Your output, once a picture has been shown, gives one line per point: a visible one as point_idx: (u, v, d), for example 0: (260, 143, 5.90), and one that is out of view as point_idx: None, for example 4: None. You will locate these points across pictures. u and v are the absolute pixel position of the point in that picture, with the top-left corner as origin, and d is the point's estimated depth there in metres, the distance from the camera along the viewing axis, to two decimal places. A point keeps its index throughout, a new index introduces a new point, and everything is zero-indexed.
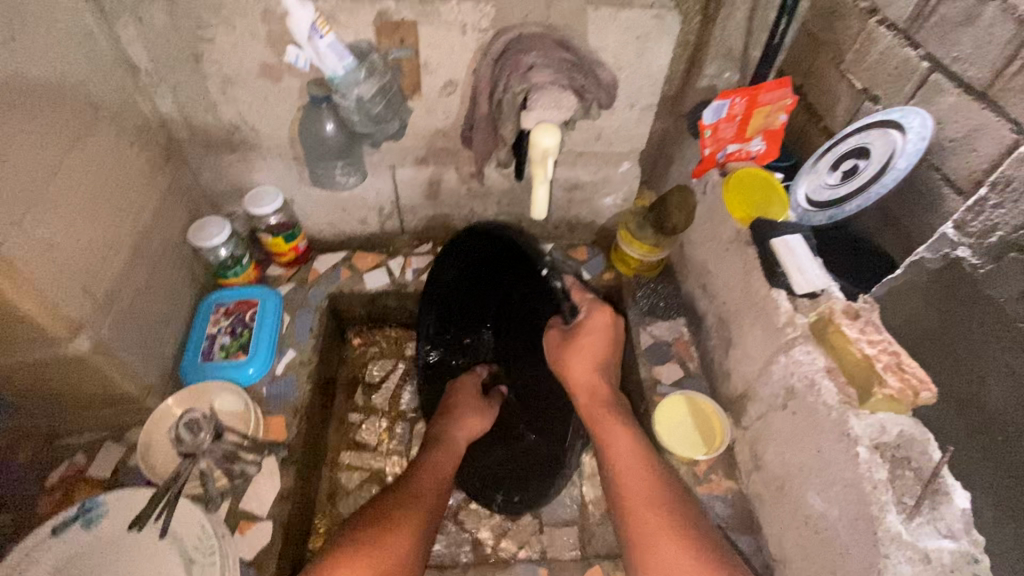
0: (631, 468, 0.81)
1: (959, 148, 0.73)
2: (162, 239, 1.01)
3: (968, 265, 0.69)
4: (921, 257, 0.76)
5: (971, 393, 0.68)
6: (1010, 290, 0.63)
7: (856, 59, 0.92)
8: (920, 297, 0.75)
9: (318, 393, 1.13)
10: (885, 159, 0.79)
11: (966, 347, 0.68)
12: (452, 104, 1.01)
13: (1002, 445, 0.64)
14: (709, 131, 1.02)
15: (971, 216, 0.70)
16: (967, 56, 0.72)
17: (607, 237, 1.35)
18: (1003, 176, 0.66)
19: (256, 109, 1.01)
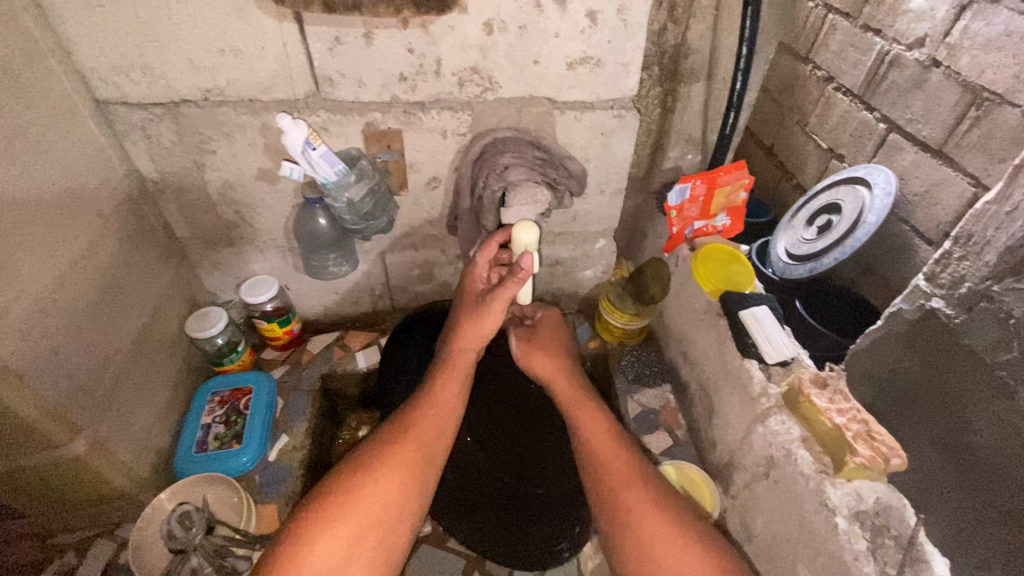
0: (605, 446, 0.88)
1: (924, 200, 0.96)
2: (161, 332, 1.06)
3: (943, 314, 0.83)
4: (899, 308, 0.89)
5: (961, 440, 0.83)
6: (986, 339, 0.78)
7: (819, 121, 1.15)
8: (903, 347, 0.89)
9: (310, 476, 1.14)
10: (858, 212, 0.97)
11: (954, 394, 0.84)
12: (437, 197, 1.10)
13: (983, 479, 0.80)
14: (675, 211, 1.10)
15: (938, 269, 0.83)
16: (918, 117, 0.95)
17: (591, 306, 1.40)
18: (963, 232, 0.78)
19: (254, 208, 1.09)
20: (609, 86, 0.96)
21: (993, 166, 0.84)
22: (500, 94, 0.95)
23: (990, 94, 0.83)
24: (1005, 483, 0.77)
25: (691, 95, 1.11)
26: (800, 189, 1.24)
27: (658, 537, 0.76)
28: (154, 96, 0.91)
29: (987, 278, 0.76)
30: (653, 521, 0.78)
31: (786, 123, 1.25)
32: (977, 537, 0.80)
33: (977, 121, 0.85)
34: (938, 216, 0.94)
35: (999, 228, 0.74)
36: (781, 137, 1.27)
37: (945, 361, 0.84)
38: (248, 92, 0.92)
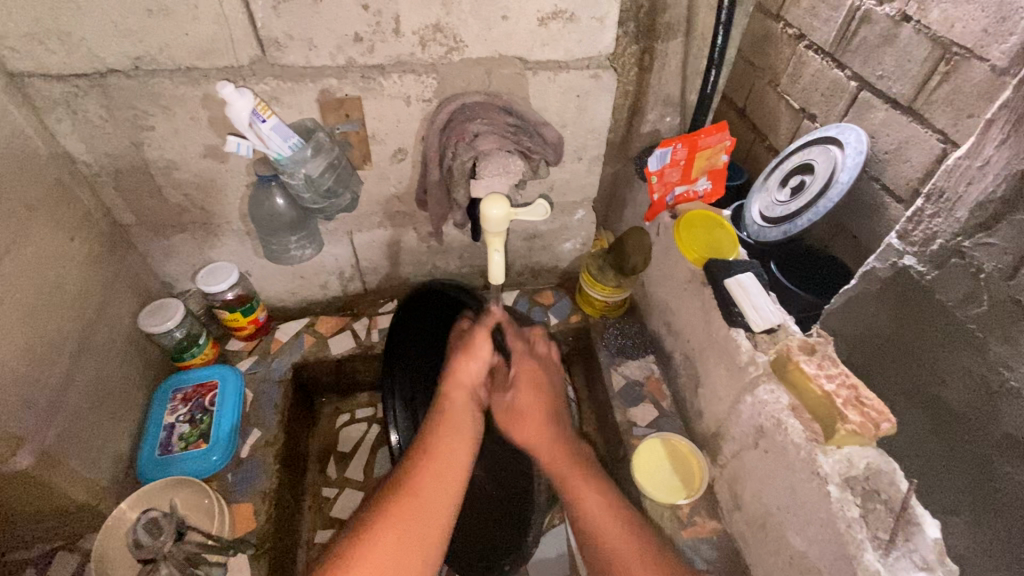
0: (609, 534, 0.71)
1: (893, 158, 0.93)
2: (110, 330, 0.97)
3: (916, 272, 0.80)
4: (872, 266, 0.86)
5: (932, 393, 0.81)
6: (955, 294, 0.75)
7: (790, 81, 1.11)
8: (875, 303, 0.87)
9: (286, 471, 1.08)
10: (830, 171, 0.94)
11: (924, 348, 0.81)
12: (404, 170, 1.02)
13: (953, 430, 0.79)
14: (655, 177, 1.06)
15: (911, 226, 0.79)
16: (889, 74, 0.91)
17: (571, 280, 1.36)
18: (935, 189, 0.75)
19: (203, 189, 1.00)
20: (583, 43, 0.89)
21: (962, 122, 0.82)
22: (466, 54, 0.87)
23: (959, 49, 0.80)
24: (974, 438, 0.76)
25: (668, 53, 1.06)
26: (774, 151, 1.20)
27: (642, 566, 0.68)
28: (75, 65, 0.81)
29: (959, 234, 0.73)
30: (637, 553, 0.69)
31: (759, 84, 1.20)
32: (947, 489, 0.81)
33: (946, 77, 0.83)
34: (907, 173, 0.91)
35: (970, 183, 0.71)
36: (756, 97, 1.22)
37: (915, 319, 0.81)
38: (184, 59, 0.82)
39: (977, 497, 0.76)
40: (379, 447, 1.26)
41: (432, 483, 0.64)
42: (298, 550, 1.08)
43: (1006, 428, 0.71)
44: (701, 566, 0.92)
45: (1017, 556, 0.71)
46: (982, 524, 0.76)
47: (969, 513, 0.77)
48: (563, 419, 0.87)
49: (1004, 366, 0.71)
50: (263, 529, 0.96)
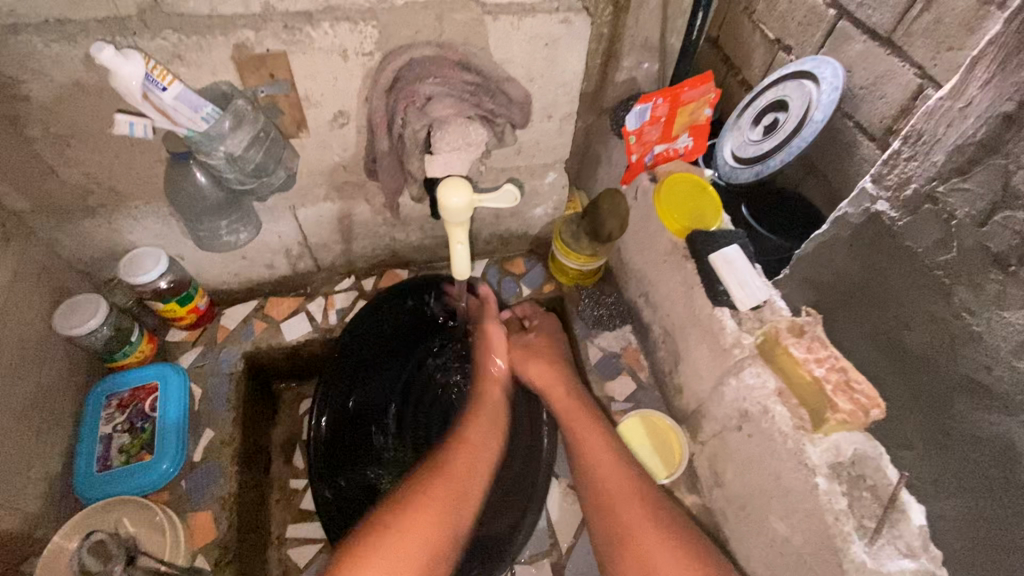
0: (612, 470, 0.85)
1: (869, 95, 0.85)
2: (18, 338, 0.84)
3: (887, 218, 0.65)
4: (843, 211, 0.70)
5: (894, 338, 0.67)
6: (928, 240, 0.61)
7: (767, 10, 0.99)
8: (844, 248, 0.71)
9: (247, 469, 1.01)
10: (805, 109, 0.86)
11: (891, 291, 0.67)
12: (348, 136, 0.89)
13: (925, 382, 0.65)
14: (634, 137, 0.96)
15: (888, 167, 0.65)
16: (871, 2, 0.81)
17: (542, 245, 1.27)
18: (913, 130, 0.61)
19: (107, 166, 0.84)
20: None
21: (941, 55, 0.74)
22: None
23: None
24: (930, 378, 0.64)
25: None
26: (746, 87, 1.08)
27: (643, 536, 0.78)
28: None
29: (934, 178, 0.60)
30: (638, 521, 0.79)
31: (733, 11, 1.07)
32: (901, 423, 0.69)
33: (929, 5, 0.73)
34: (881, 111, 0.83)
35: (951, 126, 0.58)
36: (728, 27, 1.10)
37: (885, 263, 0.67)
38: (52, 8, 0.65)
39: (944, 444, 0.64)
40: None
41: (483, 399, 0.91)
42: (268, 548, 1.03)
43: (965, 370, 0.60)
44: None
45: (962, 487, 0.62)
46: (933, 455, 0.65)
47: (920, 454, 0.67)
48: (573, 398, 0.94)
49: (968, 311, 0.59)
50: (226, 536, 0.90)
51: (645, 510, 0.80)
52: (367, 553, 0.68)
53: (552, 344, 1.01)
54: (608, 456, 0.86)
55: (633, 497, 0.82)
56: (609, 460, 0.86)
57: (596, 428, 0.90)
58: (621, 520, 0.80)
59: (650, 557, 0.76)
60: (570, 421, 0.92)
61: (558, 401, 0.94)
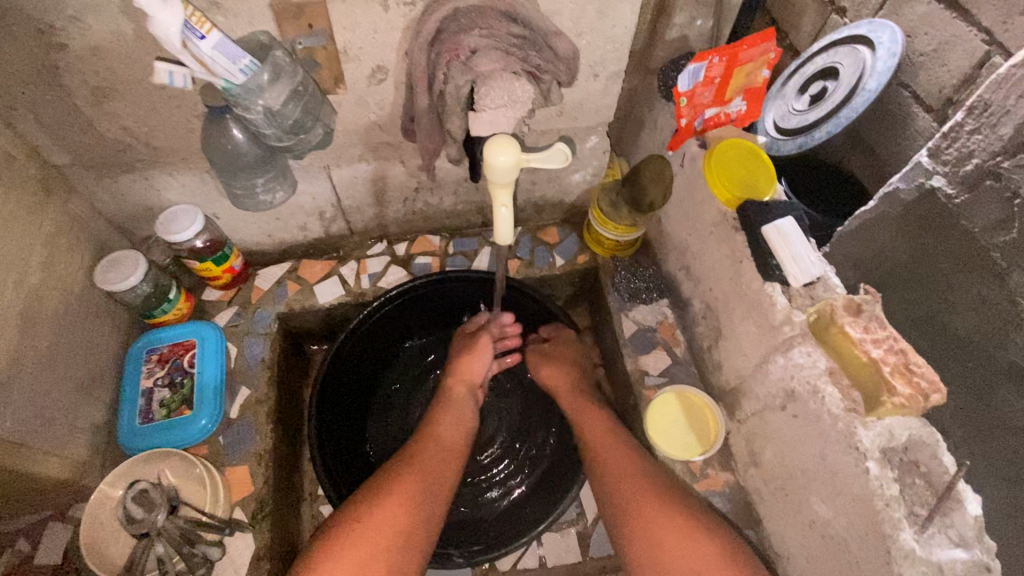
0: (625, 471, 0.85)
1: (929, 63, 0.77)
2: (61, 292, 0.85)
3: (942, 195, 0.66)
4: (894, 187, 0.70)
5: (938, 319, 0.69)
6: (984, 219, 0.62)
7: None
8: (892, 228, 0.72)
9: (281, 428, 1.03)
10: (856, 78, 0.79)
11: (939, 273, 0.68)
12: (386, 93, 0.85)
13: (965, 366, 0.66)
14: (684, 99, 0.91)
15: (947, 141, 0.65)
16: None
17: (578, 214, 1.23)
18: (979, 101, 0.60)
19: (145, 121, 0.83)
20: None
21: (1014, 19, 0.66)
22: None
23: None
24: (973, 364, 0.65)
25: None
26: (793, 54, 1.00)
27: (646, 504, 0.79)
28: None
29: (999, 154, 0.60)
30: (634, 488, 0.82)
31: None
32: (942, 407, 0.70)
33: None
34: (942, 80, 0.75)
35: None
36: None
37: (932, 244, 0.68)
38: None
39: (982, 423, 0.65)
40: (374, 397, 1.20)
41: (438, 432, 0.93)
42: (302, 504, 1.05)
43: (1011, 356, 0.61)
44: None
45: (1009, 474, 0.63)
46: (976, 440, 0.67)
47: (963, 434, 0.68)
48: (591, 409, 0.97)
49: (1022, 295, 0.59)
50: (261, 491, 0.92)
51: (660, 500, 0.80)
52: (372, 517, 0.76)
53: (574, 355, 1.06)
54: (627, 461, 0.86)
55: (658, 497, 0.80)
56: (611, 445, 0.90)
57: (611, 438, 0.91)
58: (617, 491, 0.83)
59: (652, 523, 0.77)
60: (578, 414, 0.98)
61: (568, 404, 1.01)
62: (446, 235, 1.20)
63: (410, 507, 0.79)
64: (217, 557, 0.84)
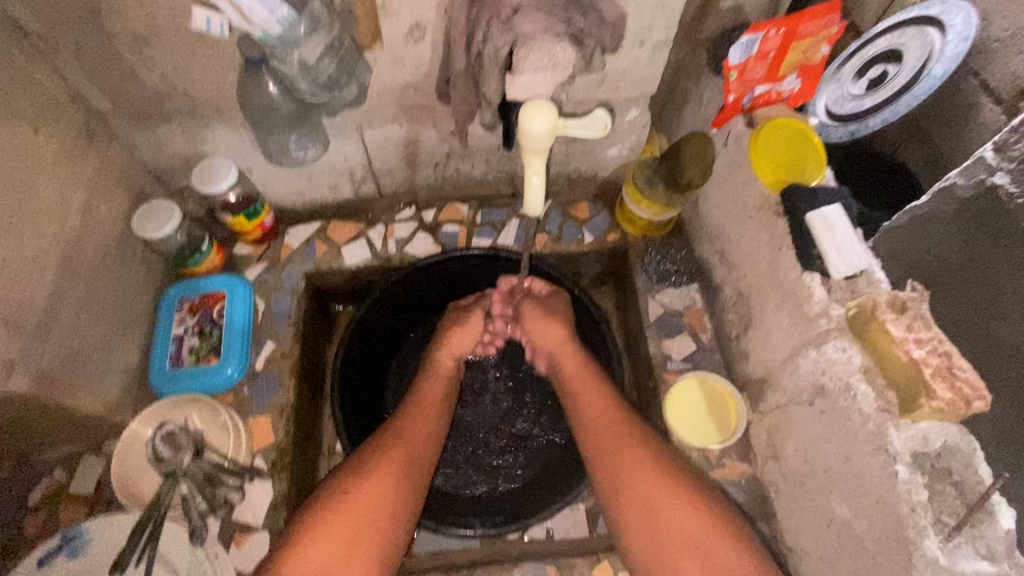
0: (636, 467, 0.79)
1: (1006, 48, 0.66)
2: (100, 236, 0.87)
3: (1004, 193, 0.57)
4: (950, 182, 0.62)
5: (987, 329, 0.61)
6: None
7: None
8: (945, 225, 0.64)
9: (304, 382, 1.05)
10: (921, 62, 0.72)
11: (994, 277, 0.60)
12: (422, 53, 0.83)
13: (1013, 383, 0.58)
14: (734, 72, 0.85)
15: (1017, 135, 0.55)
16: None
17: (612, 190, 1.19)
18: None
19: (183, 72, 0.84)
20: None
21: None
22: None
23: None
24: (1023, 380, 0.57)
25: None
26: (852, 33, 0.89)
27: (646, 485, 0.77)
28: None
29: None
30: (639, 470, 0.79)
31: None
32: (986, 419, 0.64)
33: None
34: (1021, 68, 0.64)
35: None
36: None
37: (990, 245, 0.60)
38: None
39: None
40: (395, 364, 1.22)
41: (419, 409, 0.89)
42: (321, 458, 1.08)
43: None
44: None
45: None
46: None
47: None
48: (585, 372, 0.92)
49: None
50: (282, 443, 0.94)
51: (671, 490, 0.76)
52: (324, 529, 0.72)
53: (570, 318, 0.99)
54: (629, 443, 0.82)
55: (668, 487, 0.77)
56: (605, 410, 0.86)
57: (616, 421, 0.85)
58: (624, 474, 0.79)
59: (663, 511, 0.75)
60: (571, 383, 0.93)
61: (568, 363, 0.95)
62: (475, 204, 1.18)
63: (382, 507, 0.76)
64: (236, 501, 0.88)
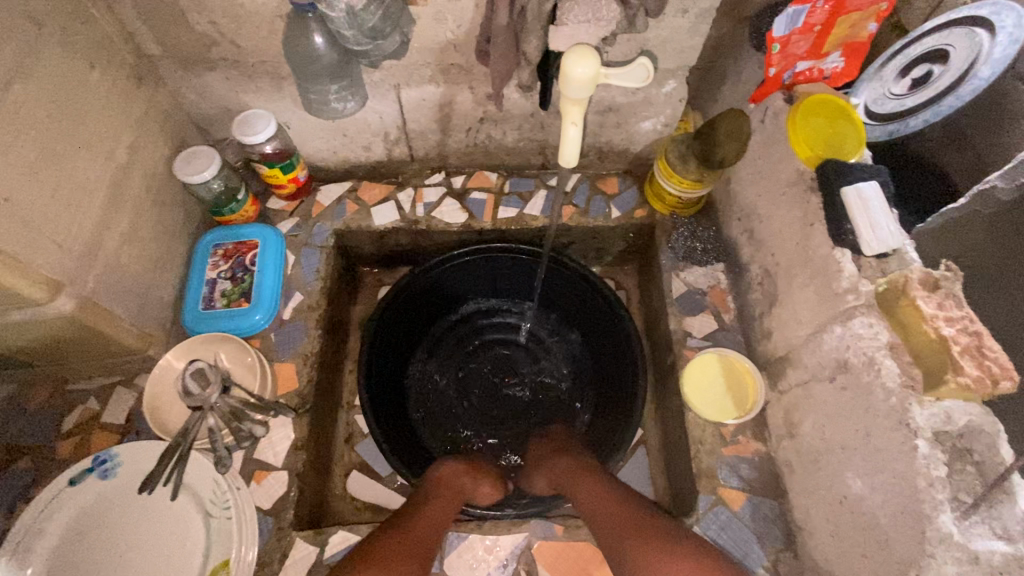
0: (645, 543, 0.74)
1: None
2: (144, 175, 0.91)
3: None
4: (993, 185, 0.69)
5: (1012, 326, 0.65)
6: None
7: None
8: (983, 229, 0.69)
9: (329, 334, 1.08)
10: (968, 63, 0.73)
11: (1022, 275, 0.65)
12: (465, 9, 0.84)
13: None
14: (778, 46, 0.84)
15: None
16: None
17: (641, 167, 1.19)
18: None
19: (231, 18, 0.86)
20: None
21: None
22: None
23: None
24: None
25: None
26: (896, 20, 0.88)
27: (651, 555, 0.73)
28: None
29: None
30: (653, 556, 0.72)
31: None
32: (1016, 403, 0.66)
33: None
34: None
35: None
36: None
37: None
38: None
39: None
40: (421, 350, 1.24)
41: (430, 511, 0.85)
42: (340, 410, 1.11)
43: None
44: (737, 483, 0.89)
45: None
46: None
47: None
48: (609, 498, 0.83)
49: None
50: (305, 389, 0.97)
51: (677, 557, 0.72)
52: None
53: (581, 462, 0.93)
54: (613, 515, 0.80)
55: (678, 553, 0.72)
56: (613, 509, 0.81)
57: (623, 511, 0.80)
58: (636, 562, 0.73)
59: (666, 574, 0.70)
60: (580, 498, 0.86)
61: (587, 493, 0.85)
62: (504, 173, 1.19)
63: None
64: (262, 435, 0.91)
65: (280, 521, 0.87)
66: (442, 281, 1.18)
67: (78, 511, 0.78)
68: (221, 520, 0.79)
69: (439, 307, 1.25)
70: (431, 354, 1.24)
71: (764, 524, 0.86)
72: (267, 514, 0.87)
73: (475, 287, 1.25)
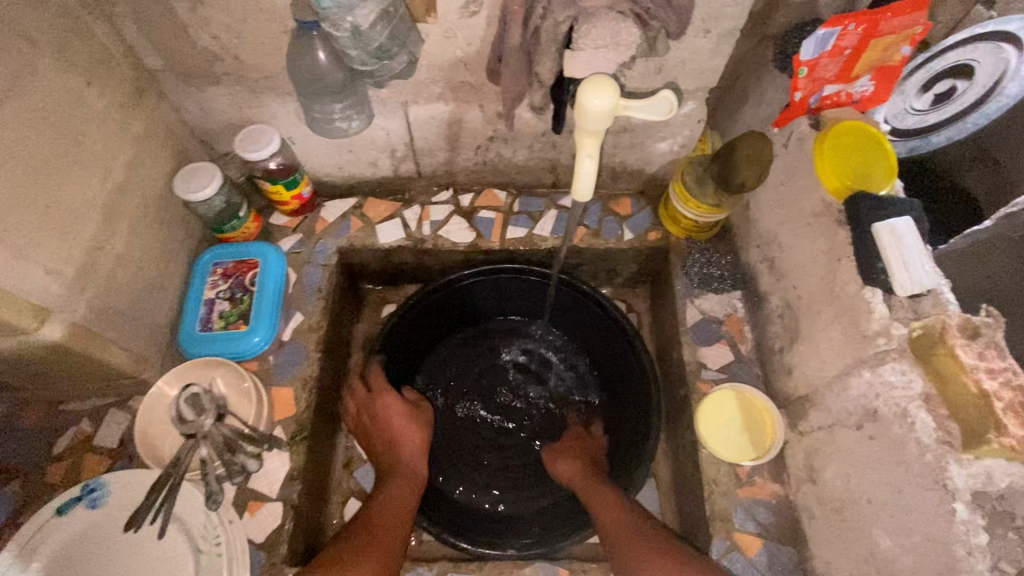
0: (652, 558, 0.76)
1: None
2: (143, 194, 0.88)
3: None
4: (1020, 208, 0.67)
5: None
6: None
7: None
8: (1007, 253, 0.67)
9: (329, 356, 1.05)
10: (994, 79, 0.72)
11: None
12: (476, 28, 0.81)
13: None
14: (805, 69, 0.80)
15: None
16: None
17: (656, 188, 1.15)
18: None
19: (234, 34, 0.83)
20: None
21: None
22: None
23: None
24: None
25: None
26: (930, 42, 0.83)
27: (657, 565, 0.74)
28: None
29: None
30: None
31: None
32: None
33: None
34: None
35: None
36: None
37: None
38: None
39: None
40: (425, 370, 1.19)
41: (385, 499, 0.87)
42: (339, 434, 1.07)
43: None
44: (753, 528, 0.84)
45: None
46: None
47: None
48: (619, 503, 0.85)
49: None
50: (303, 416, 0.93)
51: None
52: None
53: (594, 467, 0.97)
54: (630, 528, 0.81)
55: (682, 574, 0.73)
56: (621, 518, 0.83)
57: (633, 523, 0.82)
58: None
59: None
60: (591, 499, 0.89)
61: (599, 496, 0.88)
62: (513, 192, 1.15)
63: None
64: (255, 469, 0.87)
65: (273, 555, 0.84)
66: (449, 298, 1.13)
67: (63, 544, 0.75)
68: (212, 557, 0.76)
69: (444, 325, 1.19)
70: (435, 375, 1.18)
71: (781, 573, 0.81)
72: (260, 548, 0.84)
73: (483, 305, 1.19)
